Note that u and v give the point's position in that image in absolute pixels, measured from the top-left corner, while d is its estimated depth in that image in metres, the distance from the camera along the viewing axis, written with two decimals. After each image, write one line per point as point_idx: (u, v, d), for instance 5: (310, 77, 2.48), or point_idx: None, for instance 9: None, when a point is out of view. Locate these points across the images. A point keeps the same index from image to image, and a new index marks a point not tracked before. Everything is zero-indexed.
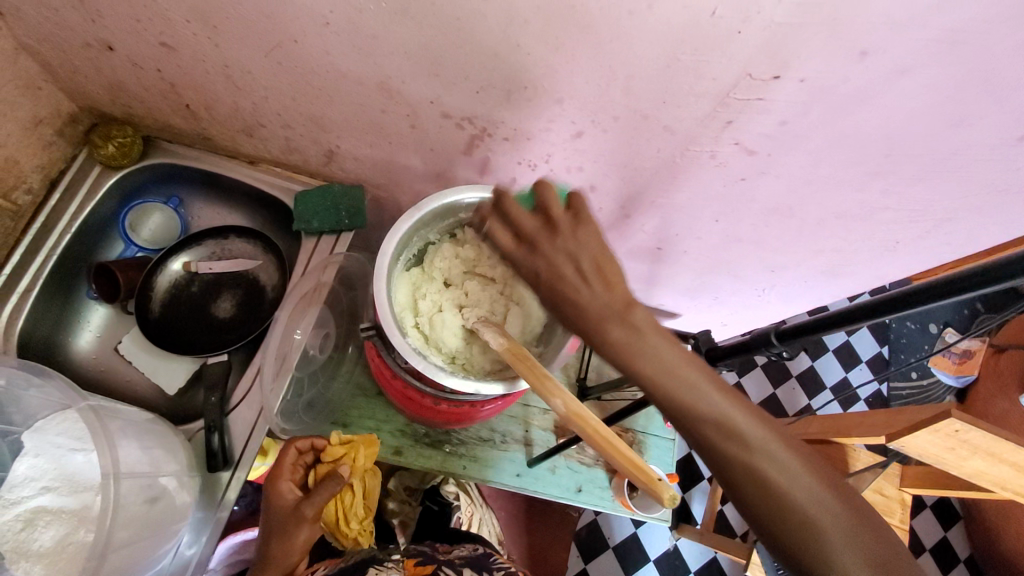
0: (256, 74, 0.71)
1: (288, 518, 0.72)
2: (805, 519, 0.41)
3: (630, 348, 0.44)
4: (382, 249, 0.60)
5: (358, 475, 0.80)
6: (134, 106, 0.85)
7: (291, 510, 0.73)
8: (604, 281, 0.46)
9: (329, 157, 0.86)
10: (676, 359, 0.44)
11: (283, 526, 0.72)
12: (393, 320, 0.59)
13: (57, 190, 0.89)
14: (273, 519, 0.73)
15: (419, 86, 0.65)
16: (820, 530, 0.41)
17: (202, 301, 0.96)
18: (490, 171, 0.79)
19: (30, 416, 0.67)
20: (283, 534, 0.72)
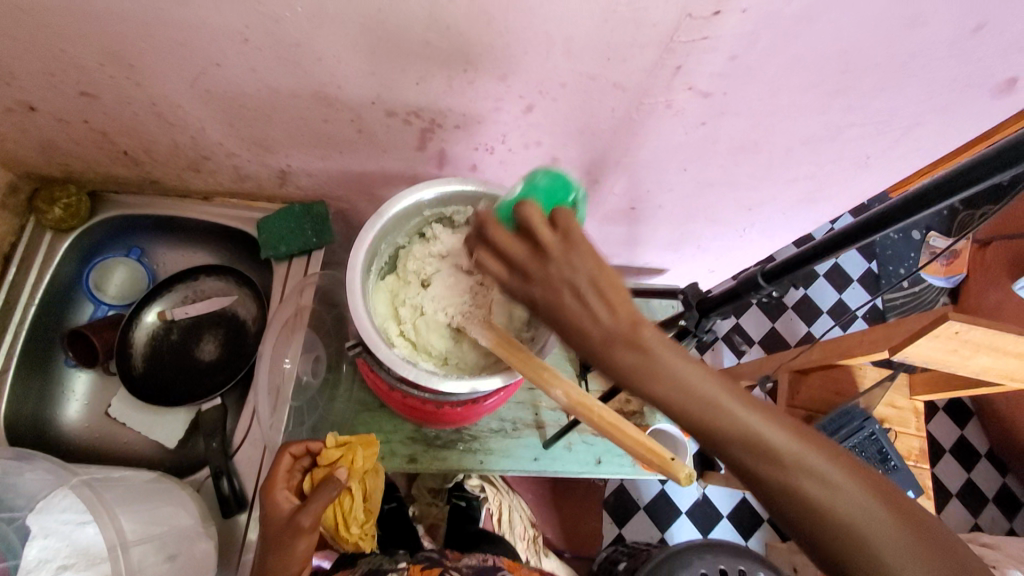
0: (188, 107, 0.68)
1: (284, 529, 0.70)
2: (824, 509, 0.40)
3: (643, 370, 0.42)
4: (350, 263, 0.58)
5: (356, 478, 0.77)
6: (72, 163, 0.82)
7: (286, 521, 0.70)
8: (606, 305, 0.43)
9: (282, 178, 0.84)
10: (695, 375, 0.42)
11: (278, 537, 0.70)
12: (375, 332, 0.57)
13: (12, 264, 0.85)
14: (269, 531, 0.71)
15: (357, 88, 0.63)
16: (850, 521, 0.40)
17: (185, 348, 0.94)
18: (448, 161, 0.77)
19: (31, 498, 0.66)
20: (278, 543, 0.70)
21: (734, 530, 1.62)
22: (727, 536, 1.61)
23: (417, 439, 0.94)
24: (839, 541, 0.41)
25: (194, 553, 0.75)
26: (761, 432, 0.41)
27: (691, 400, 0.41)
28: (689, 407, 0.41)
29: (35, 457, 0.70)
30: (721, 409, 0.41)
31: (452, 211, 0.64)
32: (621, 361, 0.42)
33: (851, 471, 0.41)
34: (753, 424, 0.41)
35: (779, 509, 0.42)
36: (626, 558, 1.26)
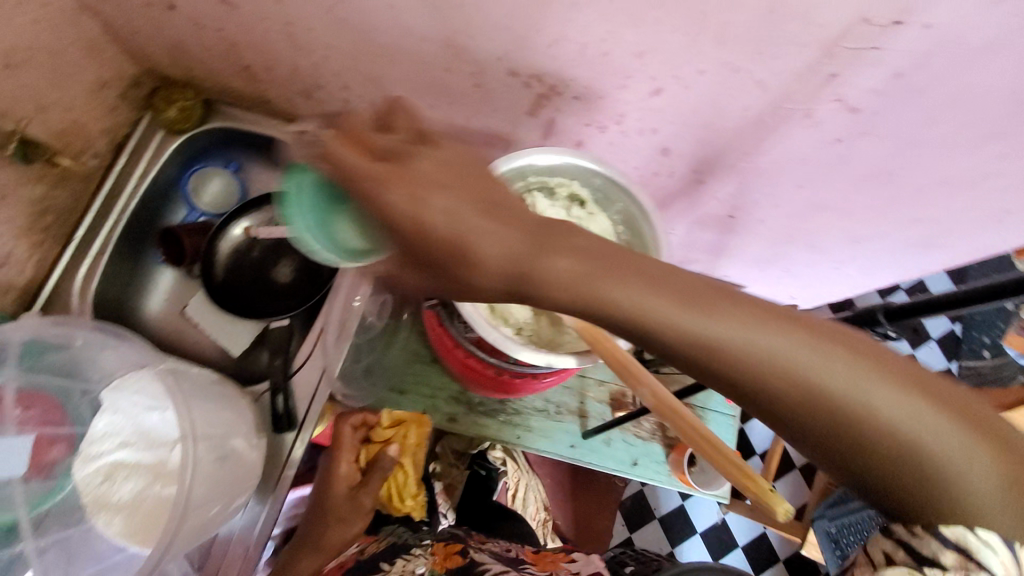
0: (317, 32, 0.69)
1: (345, 502, 0.80)
2: (931, 484, 0.34)
3: (647, 307, 0.37)
4: None
5: (409, 453, 0.87)
6: (195, 68, 0.85)
7: (347, 496, 0.80)
8: (577, 261, 0.39)
9: (387, 119, 0.84)
10: (732, 318, 0.36)
11: (340, 509, 0.80)
12: None
13: (123, 154, 0.90)
14: (328, 498, 0.80)
15: (487, 40, 0.61)
16: (973, 497, 0.34)
17: (263, 265, 0.97)
18: (555, 133, 0.75)
19: (106, 374, 0.73)
20: (337, 518, 0.79)
21: (746, 563, 1.58)
22: (737, 567, 1.57)
23: (460, 401, 0.95)
24: (943, 508, 0.34)
25: (244, 460, 0.79)
26: (832, 392, 0.35)
27: (736, 352, 0.36)
28: (729, 358, 0.36)
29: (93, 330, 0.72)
30: (776, 361, 0.36)
31: (556, 183, 0.63)
32: (612, 297, 0.38)
33: (969, 428, 0.34)
34: (818, 378, 0.35)
35: (857, 474, 0.37)
36: (633, 563, 1.24)
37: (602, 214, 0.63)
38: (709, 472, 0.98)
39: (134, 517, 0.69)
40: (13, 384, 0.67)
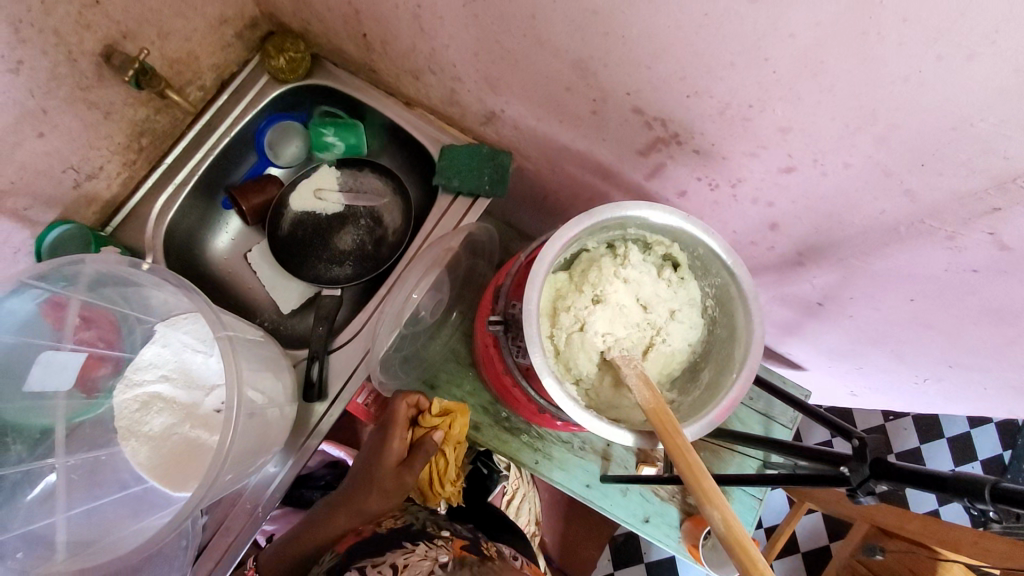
0: (446, 23, 0.66)
1: (388, 480, 0.76)
2: None
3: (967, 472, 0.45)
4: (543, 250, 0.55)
5: (451, 445, 0.82)
6: (313, 23, 0.83)
7: (394, 475, 0.76)
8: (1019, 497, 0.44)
9: (489, 118, 0.81)
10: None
11: (377, 482, 0.76)
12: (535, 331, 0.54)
13: (225, 92, 0.89)
14: (376, 469, 0.77)
15: (622, 74, 0.57)
16: None
17: (328, 229, 0.95)
18: (660, 177, 0.71)
19: (161, 307, 0.73)
20: (372, 487, 0.76)
21: None
22: None
23: (488, 411, 0.94)
24: None
25: (276, 423, 0.75)
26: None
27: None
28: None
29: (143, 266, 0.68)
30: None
31: (655, 241, 0.59)
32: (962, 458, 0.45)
33: None
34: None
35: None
36: None
37: (692, 282, 0.59)
38: (719, 552, 0.94)
39: (160, 450, 0.69)
40: (79, 301, 0.69)
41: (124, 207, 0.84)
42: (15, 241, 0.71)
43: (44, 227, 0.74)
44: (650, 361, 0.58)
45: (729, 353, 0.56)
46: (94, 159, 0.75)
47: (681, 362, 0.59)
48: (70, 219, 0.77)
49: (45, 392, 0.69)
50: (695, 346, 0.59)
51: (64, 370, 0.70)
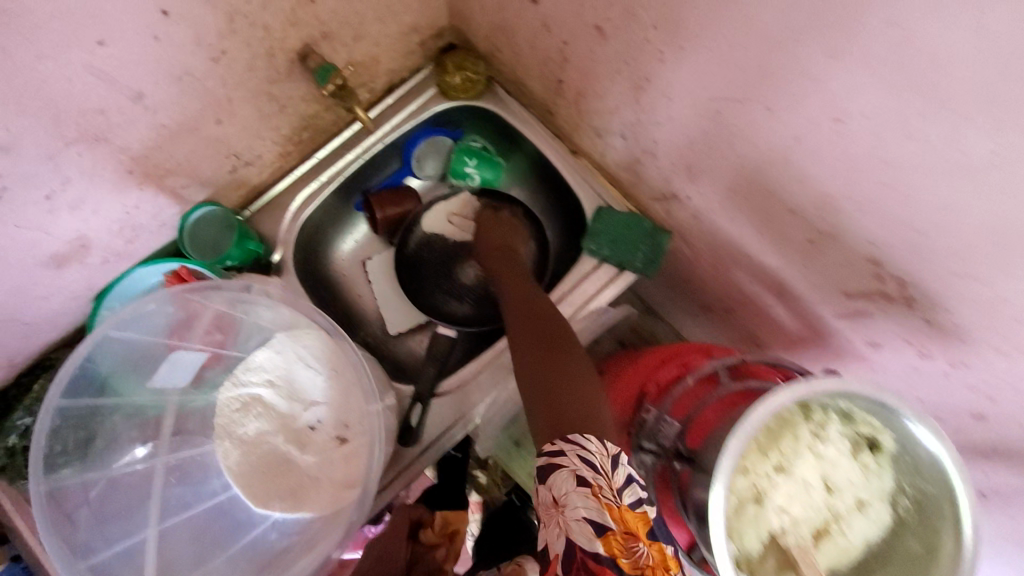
0: (672, 104, 0.59)
1: None
2: None
3: None
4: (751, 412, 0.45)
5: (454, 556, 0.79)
6: (504, 51, 0.78)
7: None
8: None
9: (665, 197, 0.74)
10: None
11: None
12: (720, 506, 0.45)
13: (392, 96, 0.85)
14: None
15: (877, 227, 0.49)
16: None
17: (454, 258, 0.91)
18: (855, 322, 0.63)
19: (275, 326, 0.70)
20: None
21: None
22: None
23: None
24: None
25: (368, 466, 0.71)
26: None
27: None
28: None
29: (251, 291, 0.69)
30: None
31: (861, 416, 0.51)
32: None
33: None
34: None
35: None
36: None
37: (889, 473, 0.51)
38: None
39: (252, 466, 0.66)
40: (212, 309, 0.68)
41: (267, 194, 0.81)
42: (165, 215, 0.69)
43: (191, 205, 0.72)
44: (821, 550, 0.51)
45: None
46: (256, 147, 0.72)
47: (852, 560, 0.51)
48: (217, 200, 0.75)
49: (164, 388, 0.68)
50: (873, 544, 0.52)
51: (185, 367, 0.69)
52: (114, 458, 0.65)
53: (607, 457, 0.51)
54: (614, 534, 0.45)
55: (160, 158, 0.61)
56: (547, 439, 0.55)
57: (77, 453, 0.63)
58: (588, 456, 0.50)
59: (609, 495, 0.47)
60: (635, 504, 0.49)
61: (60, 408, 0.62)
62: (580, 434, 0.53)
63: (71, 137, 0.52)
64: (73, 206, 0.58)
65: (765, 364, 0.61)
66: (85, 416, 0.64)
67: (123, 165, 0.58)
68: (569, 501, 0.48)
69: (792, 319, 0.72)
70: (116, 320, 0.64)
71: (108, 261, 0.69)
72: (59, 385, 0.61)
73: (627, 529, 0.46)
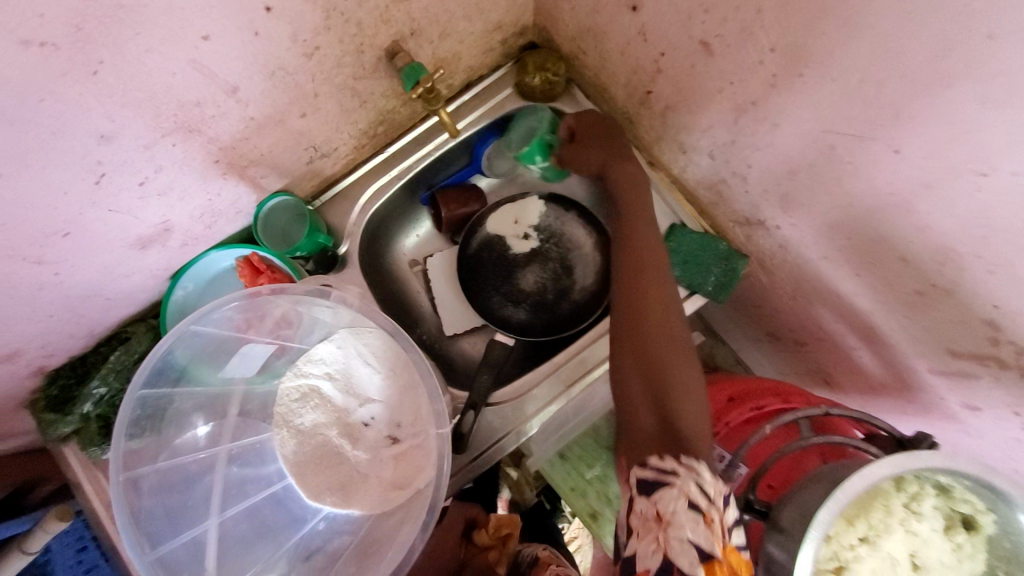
0: (778, 132, 0.54)
1: None
2: None
3: None
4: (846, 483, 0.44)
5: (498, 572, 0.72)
6: (591, 56, 0.74)
7: None
8: None
9: (749, 223, 0.70)
10: None
11: None
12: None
13: (468, 93, 0.83)
14: None
15: (1007, 289, 0.44)
16: None
17: (516, 262, 0.88)
18: (955, 381, 0.57)
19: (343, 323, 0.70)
20: None
21: None
22: None
23: None
24: None
25: None
26: None
27: None
28: None
29: (327, 296, 0.68)
30: None
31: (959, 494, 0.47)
32: None
33: None
34: None
35: None
36: None
37: (984, 558, 0.47)
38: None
39: (308, 454, 0.67)
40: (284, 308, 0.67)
41: (338, 185, 0.81)
42: (242, 203, 0.70)
43: (266, 194, 0.72)
44: None
45: None
46: (334, 140, 0.72)
47: None
48: (291, 190, 0.75)
49: (230, 378, 0.69)
50: None
51: (252, 356, 0.70)
52: (180, 450, 0.66)
53: (720, 490, 0.47)
54: (721, 564, 0.43)
55: (245, 149, 0.62)
56: (646, 450, 0.54)
57: (151, 443, 0.64)
58: (702, 481, 0.47)
59: (719, 529, 0.45)
60: (740, 545, 0.46)
61: (138, 398, 0.62)
62: (691, 457, 0.50)
63: (167, 128, 0.52)
64: (161, 193, 0.59)
65: (850, 415, 0.56)
66: (158, 405, 0.64)
67: (210, 156, 0.59)
68: (674, 520, 0.45)
69: (876, 364, 0.67)
70: (200, 317, 0.64)
71: (186, 244, 0.70)
72: (142, 376, 0.61)
73: (732, 567, 0.43)
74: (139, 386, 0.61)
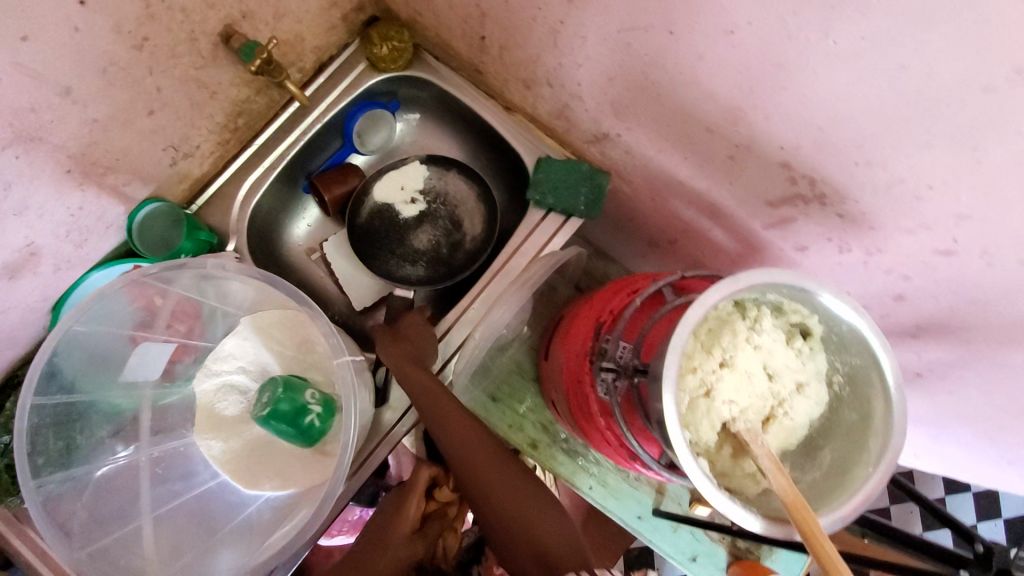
0: (588, 43, 0.62)
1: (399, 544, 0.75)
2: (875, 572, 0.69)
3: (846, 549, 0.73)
4: (687, 314, 0.51)
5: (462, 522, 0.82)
6: (426, 16, 0.79)
7: (406, 538, 0.75)
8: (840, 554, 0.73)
9: (598, 138, 0.77)
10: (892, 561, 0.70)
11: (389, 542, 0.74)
12: (671, 397, 0.50)
13: (323, 74, 0.86)
14: (388, 531, 0.76)
15: (782, 129, 0.53)
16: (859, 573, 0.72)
17: (407, 224, 0.92)
18: (783, 228, 0.67)
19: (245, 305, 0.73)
20: (380, 544, 0.74)
21: None
22: None
23: (545, 430, 0.96)
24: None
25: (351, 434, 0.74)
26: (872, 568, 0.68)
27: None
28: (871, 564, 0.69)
29: (206, 266, 0.65)
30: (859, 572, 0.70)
31: (789, 307, 0.56)
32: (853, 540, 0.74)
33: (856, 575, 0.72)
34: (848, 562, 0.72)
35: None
36: None
37: (822, 354, 0.56)
38: None
39: (238, 452, 0.70)
40: (177, 295, 0.67)
41: (211, 186, 0.82)
42: (110, 215, 0.70)
43: (135, 203, 0.72)
44: (770, 433, 0.56)
45: (858, 438, 0.53)
46: (193, 137, 0.73)
47: (800, 438, 0.56)
48: (161, 196, 0.75)
49: (135, 381, 0.69)
50: (815, 422, 0.56)
51: (156, 357, 0.69)
52: (95, 455, 0.66)
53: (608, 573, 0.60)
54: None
55: (98, 154, 0.62)
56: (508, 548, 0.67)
57: (61, 454, 0.63)
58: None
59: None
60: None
61: (33, 412, 0.61)
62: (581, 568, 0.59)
63: (6, 139, 0.52)
64: (16, 212, 0.58)
65: (703, 275, 0.65)
66: (60, 416, 0.64)
67: (61, 166, 0.59)
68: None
69: (728, 237, 0.77)
70: (78, 316, 0.62)
71: (59, 268, 0.68)
72: (31, 386, 0.60)
73: None
74: (30, 398, 0.61)
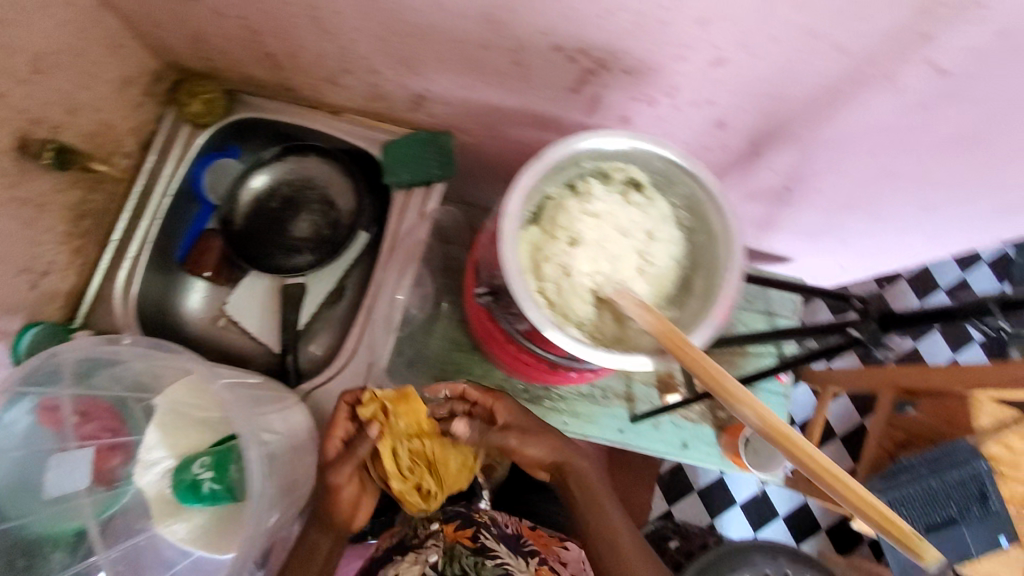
0: (346, 16, 0.64)
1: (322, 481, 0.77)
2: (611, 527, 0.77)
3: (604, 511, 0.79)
4: (506, 209, 0.54)
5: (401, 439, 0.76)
6: (216, 58, 0.81)
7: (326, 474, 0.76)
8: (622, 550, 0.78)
9: (417, 102, 0.80)
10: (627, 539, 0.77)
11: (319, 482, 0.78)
12: (522, 288, 0.53)
13: (152, 152, 0.87)
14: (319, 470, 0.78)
15: (529, 15, 0.56)
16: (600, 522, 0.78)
17: (281, 218, 0.94)
18: (600, 109, 0.70)
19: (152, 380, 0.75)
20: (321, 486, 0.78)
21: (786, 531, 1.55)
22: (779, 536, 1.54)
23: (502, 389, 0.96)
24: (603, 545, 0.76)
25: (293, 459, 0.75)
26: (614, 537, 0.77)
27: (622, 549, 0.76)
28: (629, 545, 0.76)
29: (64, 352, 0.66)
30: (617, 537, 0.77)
31: (611, 168, 0.59)
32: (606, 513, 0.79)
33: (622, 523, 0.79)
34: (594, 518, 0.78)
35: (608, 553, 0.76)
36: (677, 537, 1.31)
37: (659, 198, 0.59)
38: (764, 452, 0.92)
39: (203, 527, 0.71)
40: (76, 396, 0.70)
41: (86, 296, 0.83)
42: None
43: (13, 334, 0.74)
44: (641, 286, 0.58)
45: (715, 255, 0.56)
46: (42, 255, 0.75)
47: (673, 278, 0.59)
48: (38, 319, 0.77)
49: (68, 493, 0.70)
50: (681, 259, 0.59)
51: (77, 467, 0.70)
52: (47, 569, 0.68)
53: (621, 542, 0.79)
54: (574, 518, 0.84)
55: None
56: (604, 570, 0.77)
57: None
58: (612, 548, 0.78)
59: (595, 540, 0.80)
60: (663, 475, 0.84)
61: None
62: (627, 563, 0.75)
63: None
64: None
65: None
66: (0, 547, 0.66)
67: None
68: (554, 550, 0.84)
69: None
70: None
71: None
72: None
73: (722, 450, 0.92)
74: None
